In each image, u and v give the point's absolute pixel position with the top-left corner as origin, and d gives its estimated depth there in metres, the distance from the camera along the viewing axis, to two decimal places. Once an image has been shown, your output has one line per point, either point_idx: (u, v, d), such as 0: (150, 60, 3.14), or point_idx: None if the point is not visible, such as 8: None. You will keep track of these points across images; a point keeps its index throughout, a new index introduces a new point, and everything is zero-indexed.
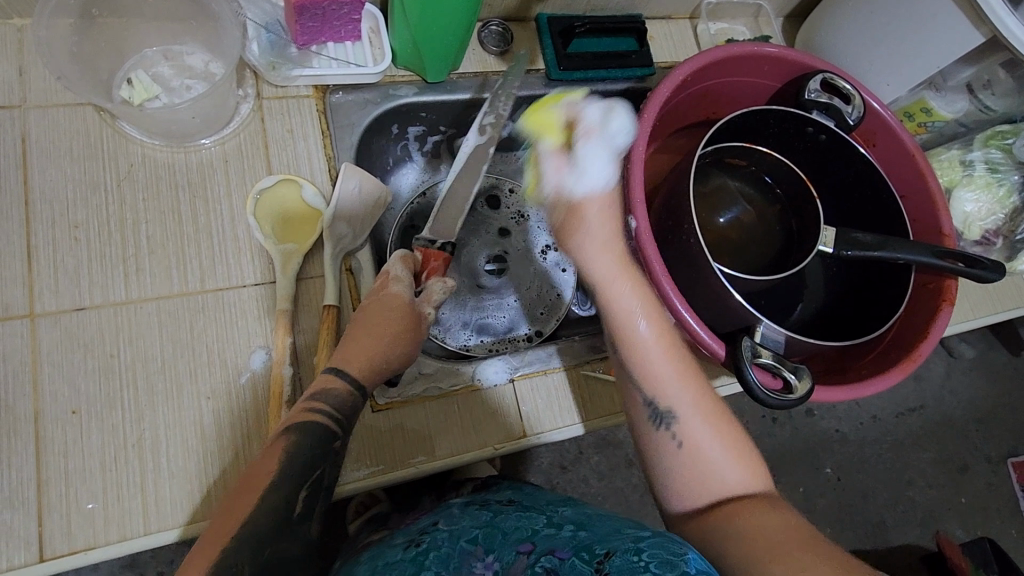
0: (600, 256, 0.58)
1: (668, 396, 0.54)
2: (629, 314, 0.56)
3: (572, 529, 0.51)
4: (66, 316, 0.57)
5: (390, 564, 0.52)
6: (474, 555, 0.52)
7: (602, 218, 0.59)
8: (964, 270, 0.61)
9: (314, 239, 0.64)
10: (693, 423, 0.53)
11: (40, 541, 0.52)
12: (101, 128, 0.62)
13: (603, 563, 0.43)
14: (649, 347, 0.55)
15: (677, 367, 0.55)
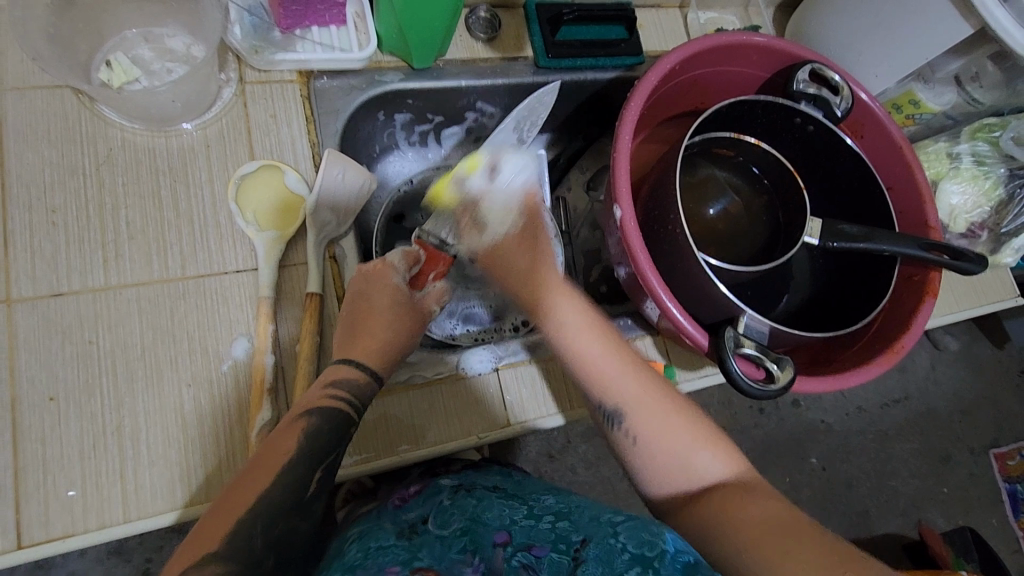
0: (538, 270, 0.61)
1: (613, 395, 0.55)
2: (559, 328, 0.58)
3: (551, 514, 0.53)
4: (43, 302, 0.56)
5: (382, 548, 0.51)
6: (465, 560, 0.50)
7: (521, 242, 0.62)
8: (949, 262, 0.61)
9: (297, 226, 0.63)
10: (643, 416, 0.54)
11: (17, 528, 0.51)
12: (79, 111, 0.61)
13: (582, 551, 0.46)
14: (587, 360, 0.56)
15: (616, 367, 0.56)
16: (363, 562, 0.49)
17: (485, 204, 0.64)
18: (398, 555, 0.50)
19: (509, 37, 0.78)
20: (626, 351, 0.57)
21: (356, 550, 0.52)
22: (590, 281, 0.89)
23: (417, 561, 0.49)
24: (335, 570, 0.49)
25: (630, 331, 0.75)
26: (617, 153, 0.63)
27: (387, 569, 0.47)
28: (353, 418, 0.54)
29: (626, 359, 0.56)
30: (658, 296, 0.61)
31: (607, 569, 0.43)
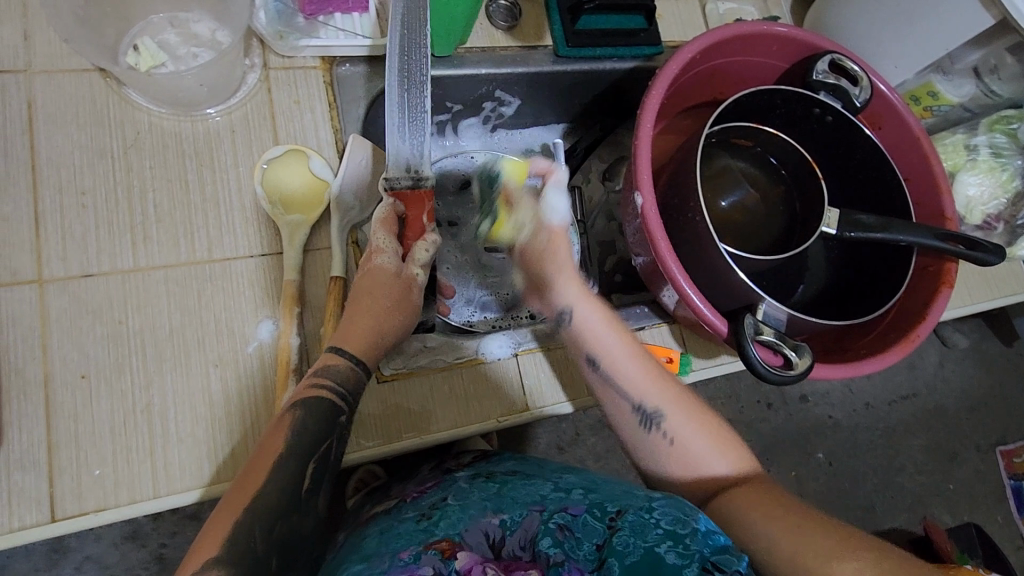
0: (587, 306, 0.60)
1: (652, 396, 0.56)
2: (594, 327, 0.59)
3: (580, 488, 0.54)
4: (74, 281, 0.57)
5: (399, 534, 0.53)
6: (485, 520, 0.52)
7: (600, 327, 0.59)
8: (965, 252, 0.62)
9: (321, 210, 0.64)
10: (681, 419, 0.55)
11: (51, 502, 0.53)
12: (107, 96, 0.62)
13: (618, 519, 0.47)
14: (634, 380, 0.57)
15: (648, 366, 0.57)
16: (378, 550, 0.51)
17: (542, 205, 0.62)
18: (414, 538, 0.51)
19: (529, 26, 0.78)
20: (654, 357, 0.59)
21: (374, 539, 0.54)
22: (605, 271, 0.90)
23: (432, 537, 0.50)
24: (353, 559, 0.52)
25: (647, 319, 0.76)
26: (637, 141, 0.63)
27: (399, 553, 0.49)
28: (340, 407, 0.54)
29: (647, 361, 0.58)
30: (676, 283, 0.61)
31: (640, 540, 0.44)
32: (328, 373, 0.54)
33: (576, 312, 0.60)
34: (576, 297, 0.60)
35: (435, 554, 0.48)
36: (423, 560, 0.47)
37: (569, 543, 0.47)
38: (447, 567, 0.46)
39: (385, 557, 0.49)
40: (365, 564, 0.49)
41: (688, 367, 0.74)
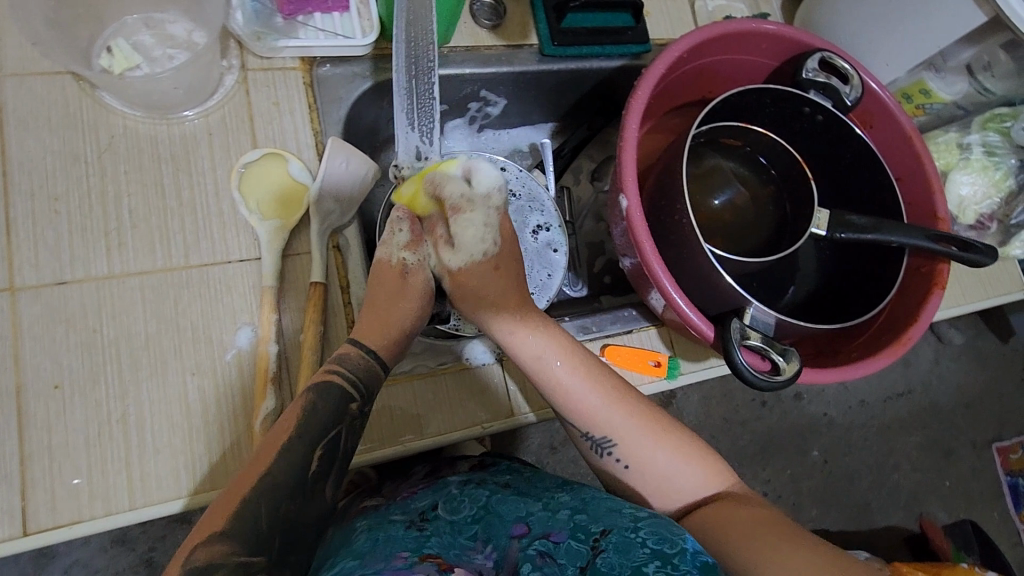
0: (527, 340, 0.57)
1: (601, 426, 0.55)
2: (541, 356, 0.56)
3: (567, 505, 0.53)
4: (47, 289, 0.56)
5: (392, 537, 0.51)
6: (475, 548, 0.52)
7: (542, 359, 0.56)
8: (957, 254, 0.61)
9: (300, 214, 0.63)
10: (635, 443, 0.55)
11: (24, 515, 0.52)
12: (80, 99, 0.60)
13: (601, 540, 0.47)
14: (584, 408, 0.56)
15: (603, 396, 0.56)
16: (372, 549, 0.49)
17: (461, 225, 0.55)
18: (408, 544, 0.50)
19: (514, 24, 0.77)
20: (612, 380, 0.57)
21: (364, 538, 0.51)
22: (594, 272, 0.89)
23: (427, 549, 0.49)
24: (344, 555, 0.49)
25: (635, 321, 0.74)
26: (623, 141, 0.62)
27: (394, 556, 0.47)
28: (351, 395, 0.54)
29: (605, 391, 0.56)
30: (662, 286, 0.60)
31: (626, 561, 0.45)
32: (342, 363, 0.54)
33: (523, 340, 0.57)
34: (517, 326, 0.57)
35: (431, 563, 0.47)
36: (418, 567, 0.46)
37: (552, 567, 0.47)
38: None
39: (379, 557, 0.47)
40: (358, 562, 0.47)
41: (675, 370, 0.73)
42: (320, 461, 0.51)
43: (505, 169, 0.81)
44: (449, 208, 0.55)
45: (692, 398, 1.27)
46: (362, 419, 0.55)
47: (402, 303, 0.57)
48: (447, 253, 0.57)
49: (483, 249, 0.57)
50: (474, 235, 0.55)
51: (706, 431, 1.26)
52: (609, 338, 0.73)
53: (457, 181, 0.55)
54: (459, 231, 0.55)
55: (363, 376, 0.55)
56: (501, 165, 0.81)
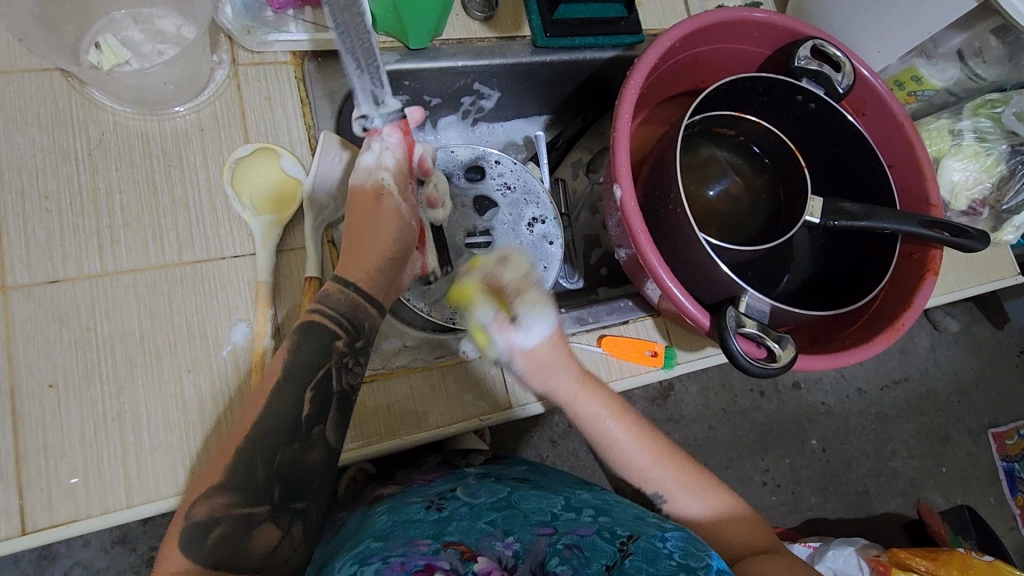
0: (583, 399, 0.59)
1: (653, 481, 0.57)
2: (597, 418, 0.58)
3: (590, 508, 0.52)
4: (39, 288, 0.56)
5: (412, 519, 0.52)
6: (493, 535, 0.49)
7: (597, 418, 0.58)
8: (950, 240, 0.61)
9: (295, 210, 0.62)
10: (683, 497, 0.57)
11: (20, 514, 0.51)
12: (69, 95, 0.60)
13: (630, 544, 0.46)
14: (638, 468, 0.58)
15: (655, 456, 0.58)
16: (393, 530, 0.50)
17: (524, 292, 0.59)
18: (428, 529, 0.50)
19: (506, 15, 0.77)
20: (661, 438, 0.60)
21: (385, 520, 0.52)
22: (591, 264, 0.89)
23: (448, 535, 0.48)
24: (365, 535, 0.50)
25: (631, 312, 0.75)
26: (615, 133, 0.62)
27: (417, 542, 0.47)
28: (337, 331, 0.55)
29: (657, 450, 0.58)
30: (658, 277, 0.61)
31: (652, 568, 0.43)
32: (325, 301, 0.55)
33: (579, 401, 0.59)
34: (577, 389, 0.59)
35: (455, 552, 0.46)
36: (443, 555, 0.45)
37: (578, 560, 0.46)
38: (465, 567, 0.44)
39: (401, 540, 0.47)
40: (380, 544, 0.47)
41: (673, 360, 0.73)
42: (311, 402, 0.52)
43: (499, 162, 0.81)
44: (509, 283, 0.60)
45: (691, 389, 1.28)
46: (350, 354, 0.55)
47: (382, 230, 0.58)
48: (513, 332, 0.58)
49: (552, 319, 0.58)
50: (538, 303, 0.58)
51: (705, 421, 1.26)
52: (605, 329, 0.73)
53: (504, 264, 0.62)
54: (525, 305, 0.58)
55: (347, 310, 0.55)
56: (495, 158, 0.80)
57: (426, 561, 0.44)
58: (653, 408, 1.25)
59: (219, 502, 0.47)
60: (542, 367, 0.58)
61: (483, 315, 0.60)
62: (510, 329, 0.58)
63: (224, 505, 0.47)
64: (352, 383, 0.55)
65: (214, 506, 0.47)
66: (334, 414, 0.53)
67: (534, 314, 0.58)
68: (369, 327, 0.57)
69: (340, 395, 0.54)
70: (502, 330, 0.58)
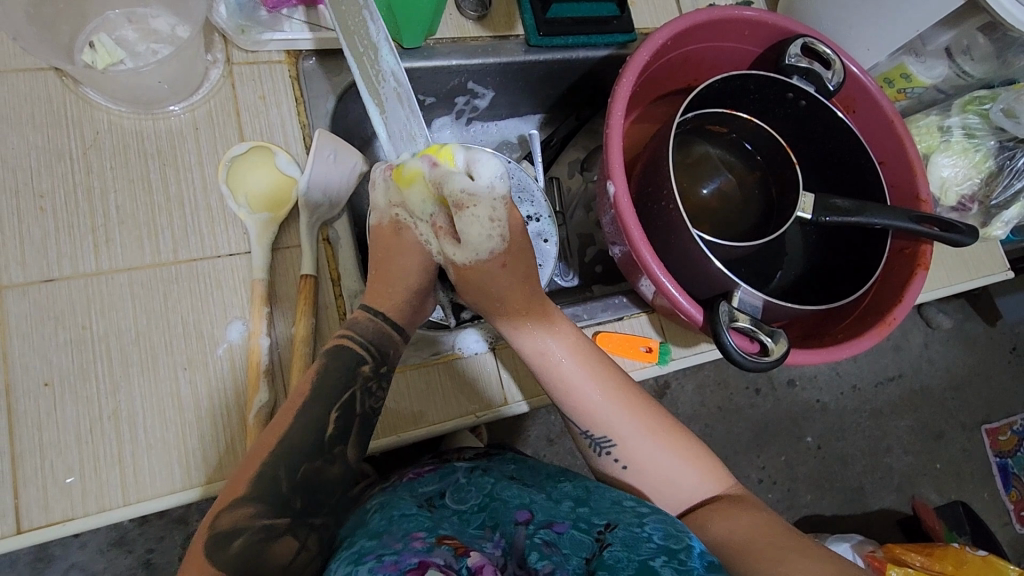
0: (537, 335, 0.56)
1: (602, 426, 0.55)
2: (546, 355, 0.56)
3: (570, 500, 0.53)
4: (34, 287, 0.56)
5: (406, 515, 0.52)
6: (483, 536, 0.50)
7: (547, 357, 0.56)
8: (939, 234, 0.62)
9: (290, 208, 0.63)
10: (634, 444, 0.55)
11: (16, 513, 0.51)
12: (63, 94, 0.60)
13: (607, 533, 0.47)
14: (590, 410, 0.55)
15: (607, 395, 0.55)
16: (388, 528, 0.49)
17: (466, 217, 0.48)
18: (422, 522, 0.50)
19: (500, 15, 0.77)
20: (619, 381, 0.57)
21: (379, 517, 0.52)
22: (586, 262, 0.90)
23: (442, 530, 0.49)
24: (361, 535, 0.50)
25: (625, 309, 0.75)
26: (609, 130, 0.63)
27: (412, 536, 0.47)
28: (364, 357, 0.55)
29: (610, 389, 0.56)
30: (652, 273, 0.61)
31: (632, 554, 0.44)
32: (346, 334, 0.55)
33: (533, 333, 0.56)
34: (517, 322, 0.56)
35: (447, 549, 0.46)
36: (436, 551, 0.45)
37: (557, 556, 0.45)
38: (460, 562, 0.44)
39: (397, 536, 0.48)
40: (376, 541, 0.47)
41: (667, 356, 0.73)
42: (336, 421, 0.53)
43: None
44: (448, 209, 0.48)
45: (687, 387, 1.28)
46: (375, 378, 0.56)
47: (395, 256, 0.56)
48: (450, 246, 0.52)
49: (494, 244, 0.50)
50: (481, 232, 0.49)
51: (701, 419, 1.27)
52: (601, 325, 0.74)
53: (451, 176, 0.47)
54: (461, 230, 0.49)
55: (373, 336, 0.56)
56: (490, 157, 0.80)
57: (420, 558, 0.43)
58: None
59: (242, 513, 0.47)
60: (481, 285, 0.54)
61: (421, 209, 0.52)
62: (448, 237, 0.52)
63: (238, 506, 0.47)
64: (375, 406, 0.56)
65: (235, 519, 0.46)
66: (356, 436, 0.54)
67: (472, 235, 0.49)
68: (393, 355, 0.57)
69: (363, 416, 0.55)
70: (439, 229, 0.52)
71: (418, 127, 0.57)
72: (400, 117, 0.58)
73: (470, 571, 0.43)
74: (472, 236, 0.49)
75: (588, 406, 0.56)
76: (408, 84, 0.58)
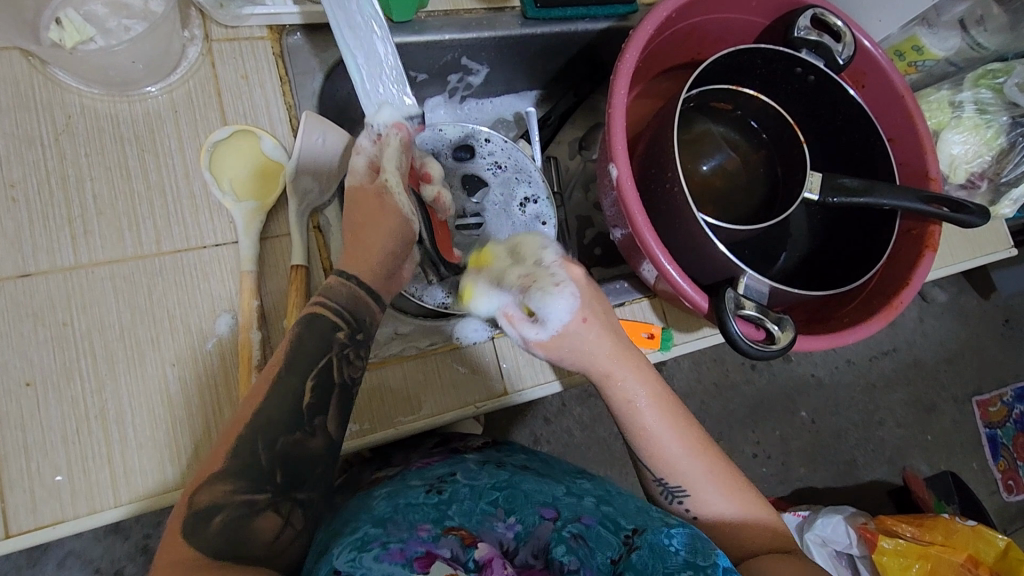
0: (628, 381, 0.53)
1: (677, 475, 0.53)
2: (632, 400, 0.53)
3: (592, 495, 0.53)
4: (9, 283, 0.53)
5: (411, 503, 0.50)
6: (496, 516, 0.49)
7: (632, 406, 0.53)
8: (948, 215, 0.60)
9: (278, 195, 0.60)
10: (707, 496, 0.52)
11: (4, 516, 0.50)
12: (30, 76, 0.56)
13: (635, 537, 0.46)
14: (669, 459, 0.53)
15: (689, 445, 0.53)
16: (393, 516, 0.48)
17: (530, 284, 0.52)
18: (428, 513, 0.49)
19: None
20: (699, 432, 0.54)
21: (385, 504, 0.51)
22: (585, 244, 0.87)
23: (449, 520, 0.48)
24: (365, 520, 0.48)
25: (627, 294, 0.73)
26: (613, 110, 0.60)
27: (418, 527, 0.46)
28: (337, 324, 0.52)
29: (693, 440, 0.53)
30: (655, 258, 0.59)
31: (659, 564, 0.44)
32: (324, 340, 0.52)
33: (621, 387, 0.53)
34: (609, 368, 0.53)
35: (455, 538, 0.45)
36: (443, 541, 0.44)
37: (584, 550, 0.46)
38: (467, 554, 0.43)
39: (401, 526, 0.46)
40: (381, 529, 0.46)
41: (669, 342, 0.72)
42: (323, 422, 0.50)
43: (489, 140, 0.77)
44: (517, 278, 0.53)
45: (683, 364, 1.28)
46: (351, 346, 0.53)
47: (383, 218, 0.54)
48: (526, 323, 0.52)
49: (568, 302, 0.51)
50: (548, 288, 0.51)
51: (696, 395, 1.27)
52: None
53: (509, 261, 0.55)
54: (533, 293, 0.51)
55: (348, 303, 0.53)
56: (485, 137, 0.77)
57: (426, 548, 0.42)
58: None
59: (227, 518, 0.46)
60: (568, 352, 0.53)
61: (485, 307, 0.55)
62: (523, 321, 0.52)
63: (223, 494, 0.45)
64: (352, 375, 0.53)
65: (215, 495, 0.45)
66: (335, 406, 0.51)
67: (543, 303, 0.51)
68: (371, 323, 0.55)
69: (340, 386, 0.52)
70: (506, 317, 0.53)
71: (398, 83, 0.59)
72: (380, 67, 0.59)
73: (477, 566, 0.42)
74: (541, 304, 0.51)
75: (669, 456, 0.53)
76: (385, 32, 0.59)
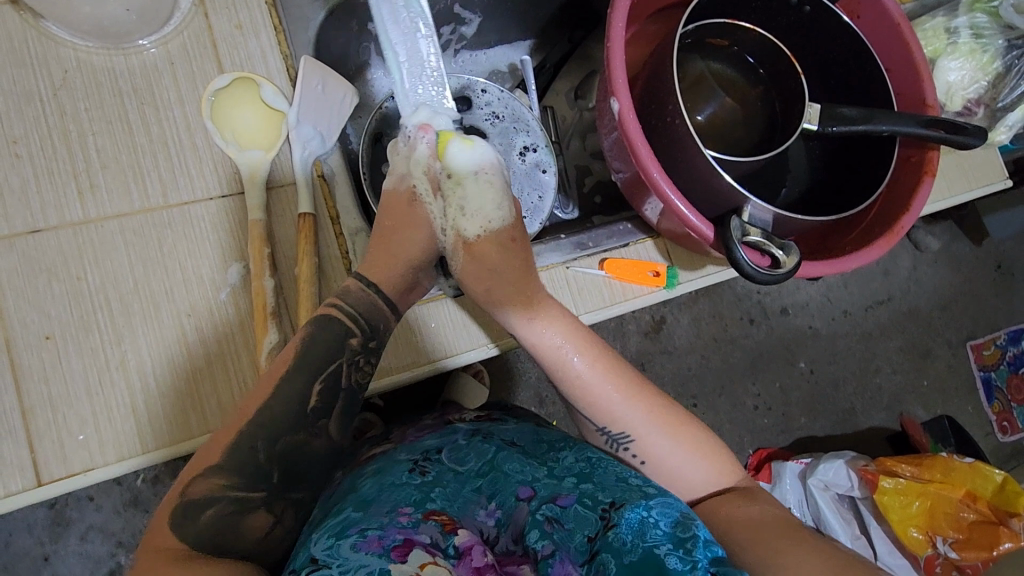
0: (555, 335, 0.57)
1: (618, 420, 0.55)
2: (560, 350, 0.57)
3: (573, 473, 0.52)
4: (21, 239, 0.53)
5: (396, 484, 0.51)
6: (479, 502, 0.51)
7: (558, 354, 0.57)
8: (947, 137, 0.60)
9: (280, 144, 0.60)
10: (649, 439, 0.54)
11: (35, 467, 0.51)
12: (24, 31, 0.56)
13: (613, 512, 0.46)
14: (608, 406, 0.55)
15: (624, 392, 0.56)
16: (376, 498, 0.49)
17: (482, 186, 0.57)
18: (411, 493, 0.49)
19: None
20: (635, 378, 0.57)
21: (370, 484, 0.52)
22: (585, 194, 0.87)
23: (429, 503, 0.48)
24: (349, 502, 0.49)
25: (630, 235, 0.74)
26: (609, 42, 0.59)
27: (399, 511, 0.46)
28: (351, 331, 0.54)
29: (622, 382, 0.56)
30: (662, 192, 0.59)
31: (639, 539, 0.43)
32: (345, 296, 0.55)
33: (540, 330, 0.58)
34: (530, 314, 0.58)
35: (434, 524, 0.45)
36: (422, 528, 0.44)
37: (560, 534, 0.46)
38: (446, 540, 0.44)
39: (383, 510, 0.47)
40: (362, 513, 0.46)
41: (674, 280, 0.72)
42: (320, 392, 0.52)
43: (486, 90, 0.77)
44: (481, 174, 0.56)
45: (682, 320, 1.30)
46: (364, 354, 0.55)
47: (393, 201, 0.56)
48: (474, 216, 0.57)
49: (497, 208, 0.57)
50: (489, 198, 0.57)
51: (696, 351, 1.29)
52: (606, 252, 0.72)
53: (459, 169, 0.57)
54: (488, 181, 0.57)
55: (355, 302, 0.55)
56: (481, 88, 0.77)
57: (405, 536, 0.42)
58: (645, 342, 1.27)
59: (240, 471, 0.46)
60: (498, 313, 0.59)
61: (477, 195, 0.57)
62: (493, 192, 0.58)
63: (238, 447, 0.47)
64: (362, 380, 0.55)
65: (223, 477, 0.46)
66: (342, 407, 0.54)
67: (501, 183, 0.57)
68: (382, 329, 0.57)
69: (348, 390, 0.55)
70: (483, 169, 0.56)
71: (444, 83, 0.58)
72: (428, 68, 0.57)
73: (456, 552, 0.43)
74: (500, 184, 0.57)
75: (604, 403, 0.56)
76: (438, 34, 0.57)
